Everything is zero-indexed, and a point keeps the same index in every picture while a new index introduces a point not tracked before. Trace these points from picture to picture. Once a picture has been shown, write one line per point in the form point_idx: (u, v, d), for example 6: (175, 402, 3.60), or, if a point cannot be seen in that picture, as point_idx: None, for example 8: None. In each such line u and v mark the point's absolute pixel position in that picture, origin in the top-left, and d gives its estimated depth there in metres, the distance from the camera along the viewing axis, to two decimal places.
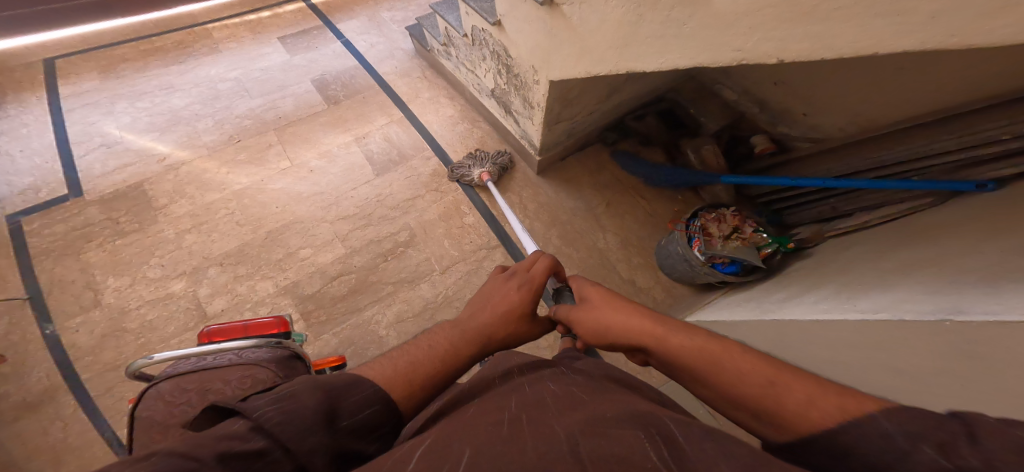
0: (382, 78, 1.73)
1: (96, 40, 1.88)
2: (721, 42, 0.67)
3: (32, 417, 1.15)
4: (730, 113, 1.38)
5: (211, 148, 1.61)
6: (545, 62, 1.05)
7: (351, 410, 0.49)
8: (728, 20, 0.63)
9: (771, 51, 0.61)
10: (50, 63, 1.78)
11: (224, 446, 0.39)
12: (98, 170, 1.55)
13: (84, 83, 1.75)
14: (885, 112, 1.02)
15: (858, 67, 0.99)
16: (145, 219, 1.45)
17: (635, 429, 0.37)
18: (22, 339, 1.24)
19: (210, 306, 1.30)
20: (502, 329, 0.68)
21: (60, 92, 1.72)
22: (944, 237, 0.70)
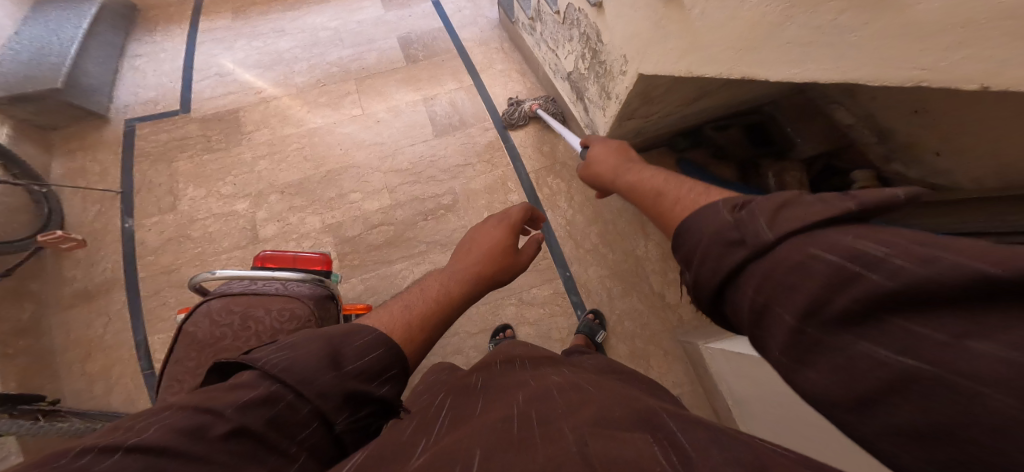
0: (462, 44, 1.75)
1: None
2: (896, 58, 0.53)
3: (88, 306, 1.31)
4: (835, 139, 1.20)
5: (300, 88, 1.71)
6: (640, 53, 1.00)
7: (354, 355, 0.51)
8: (917, 29, 0.49)
9: (974, 74, 0.47)
10: (199, 3, 1.99)
11: (234, 397, 0.43)
12: (208, 94, 1.71)
13: (218, 20, 1.93)
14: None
15: (1023, 110, 0.77)
16: (231, 140, 1.59)
17: (643, 436, 0.35)
18: (103, 230, 1.41)
19: (263, 230, 1.40)
20: (488, 266, 0.75)
21: (200, 26, 1.90)
22: None
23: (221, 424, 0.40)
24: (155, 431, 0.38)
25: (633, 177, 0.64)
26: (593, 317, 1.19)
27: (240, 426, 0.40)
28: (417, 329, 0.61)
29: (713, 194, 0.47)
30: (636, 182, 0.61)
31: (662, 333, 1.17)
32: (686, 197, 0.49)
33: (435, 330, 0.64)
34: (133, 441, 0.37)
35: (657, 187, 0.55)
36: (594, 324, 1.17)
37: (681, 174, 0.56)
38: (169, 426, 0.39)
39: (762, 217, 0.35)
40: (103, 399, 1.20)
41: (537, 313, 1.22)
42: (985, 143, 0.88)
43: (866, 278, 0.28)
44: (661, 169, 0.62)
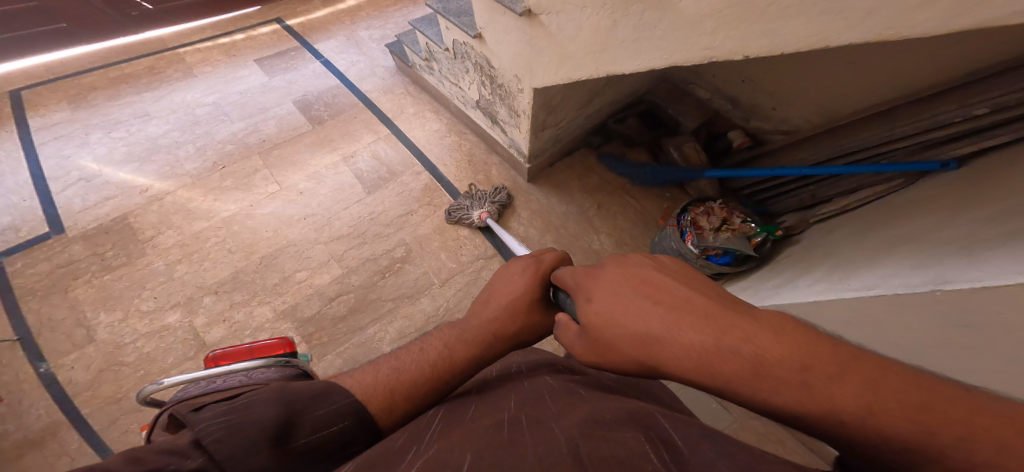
0: (366, 96, 1.73)
1: (64, 68, 1.84)
2: (691, 42, 0.71)
3: (34, 453, 1.13)
4: (704, 110, 1.40)
5: (194, 176, 1.59)
6: (527, 70, 1.07)
7: (311, 427, 0.50)
8: (694, 21, 0.68)
9: (735, 48, 0.67)
10: (16, 96, 1.74)
11: (158, 463, 0.40)
12: (79, 205, 1.52)
13: (53, 114, 1.72)
14: (849, 103, 1.06)
15: (813, 61, 1.04)
16: (132, 251, 1.44)
17: (634, 431, 0.37)
18: (17, 378, 1.22)
19: (209, 335, 1.29)
20: (505, 327, 0.67)
21: (29, 124, 1.68)
22: (914, 218, 0.74)
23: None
24: None
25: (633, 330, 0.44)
26: None
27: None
28: (391, 399, 0.58)
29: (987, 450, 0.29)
30: (831, 418, 0.32)
31: None
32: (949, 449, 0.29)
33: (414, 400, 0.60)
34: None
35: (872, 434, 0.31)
36: None
37: (872, 378, 0.32)
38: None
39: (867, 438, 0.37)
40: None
41: None
42: (807, 89, 1.12)
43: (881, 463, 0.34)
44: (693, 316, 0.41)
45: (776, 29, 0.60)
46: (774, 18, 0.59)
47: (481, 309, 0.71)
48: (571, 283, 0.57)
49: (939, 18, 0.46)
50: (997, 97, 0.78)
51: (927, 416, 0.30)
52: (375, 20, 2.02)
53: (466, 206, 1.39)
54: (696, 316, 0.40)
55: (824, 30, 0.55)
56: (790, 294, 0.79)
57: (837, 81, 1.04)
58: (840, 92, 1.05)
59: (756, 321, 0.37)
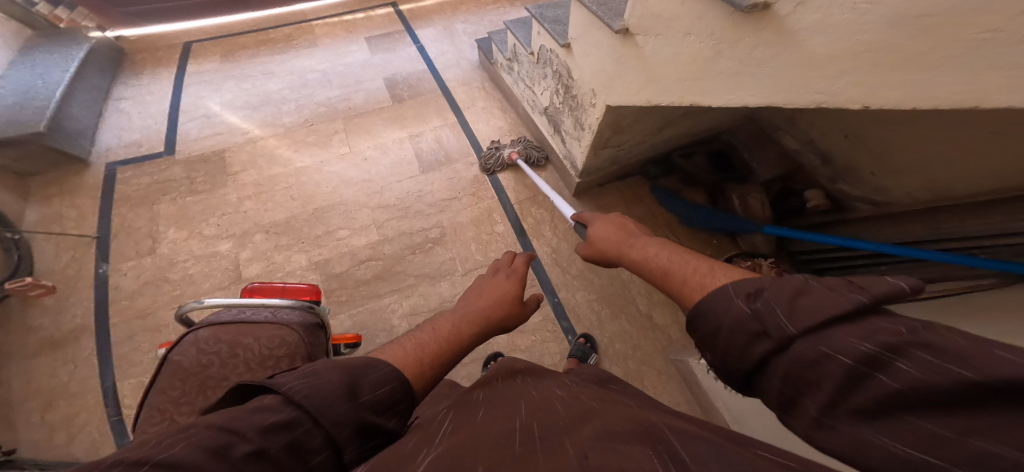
0: (445, 84, 1.83)
1: (230, 30, 2.15)
2: (804, 83, 0.67)
3: (55, 353, 1.27)
4: (785, 162, 1.31)
5: (287, 128, 1.75)
6: (606, 86, 1.07)
7: (371, 386, 0.52)
8: (815, 62, 0.63)
9: (858, 96, 0.61)
10: (188, 47, 2.06)
11: (259, 419, 0.44)
12: (194, 135, 1.73)
13: (206, 63, 1.99)
14: (963, 181, 0.93)
15: (939, 125, 0.90)
16: (217, 181, 1.60)
17: (642, 445, 0.36)
18: (77, 274, 1.39)
19: (247, 269, 1.39)
20: (498, 310, 0.76)
21: (186, 70, 1.96)
22: (990, 324, 0.65)
23: (245, 444, 0.41)
24: (184, 447, 0.39)
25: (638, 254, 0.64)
26: (584, 340, 1.18)
27: (262, 448, 0.42)
28: (426, 365, 0.62)
29: (718, 273, 0.50)
30: (645, 256, 0.62)
31: (653, 353, 1.18)
32: (633, 252, 0.65)
33: (442, 367, 0.64)
34: (162, 456, 0.38)
35: (665, 267, 0.57)
36: (586, 348, 1.16)
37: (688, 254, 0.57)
38: (195, 443, 0.40)
39: (780, 307, 0.38)
40: (65, 447, 1.14)
41: (527, 341, 1.20)
42: (916, 161, 1.00)
43: (878, 380, 0.31)
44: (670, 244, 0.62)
45: (917, 79, 0.54)
46: (922, 68, 0.52)
47: (470, 298, 0.78)
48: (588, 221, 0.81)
49: None
50: None
51: (686, 259, 0.56)
52: (472, 15, 2.14)
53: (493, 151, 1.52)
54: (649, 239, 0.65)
55: (982, 88, 0.48)
56: None
57: (953, 155, 0.92)
58: (954, 172, 0.94)
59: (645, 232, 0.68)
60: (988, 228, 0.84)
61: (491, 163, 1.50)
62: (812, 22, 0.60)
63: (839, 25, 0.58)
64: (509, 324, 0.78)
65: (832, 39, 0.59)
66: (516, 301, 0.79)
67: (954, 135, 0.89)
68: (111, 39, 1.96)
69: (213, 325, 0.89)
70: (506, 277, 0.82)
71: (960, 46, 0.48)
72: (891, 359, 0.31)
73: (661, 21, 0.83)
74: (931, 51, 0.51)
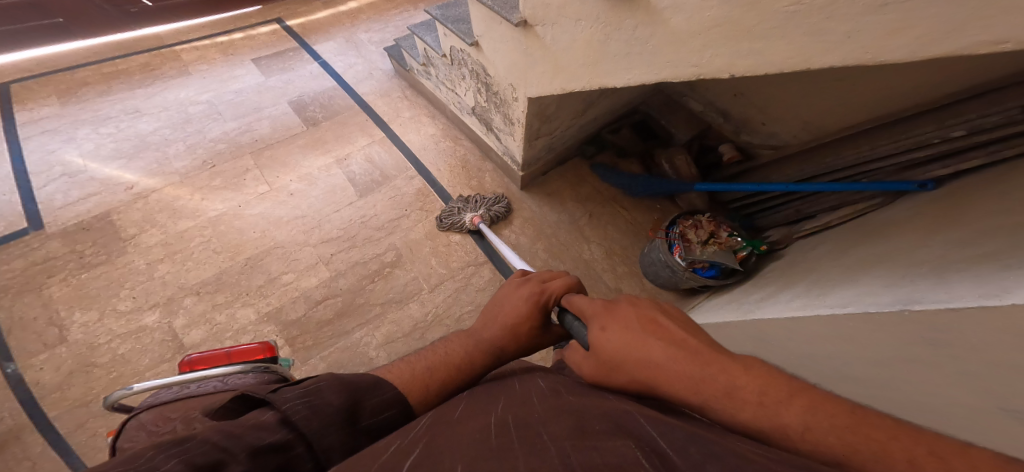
0: (362, 99, 1.73)
1: (52, 64, 1.81)
2: (680, 59, 0.72)
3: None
4: (696, 123, 1.42)
5: (182, 175, 1.56)
6: (522, 79, 1.08)
7: (371, 411, 0.52)
8: (683, 38, 0.69)
9: (722, 67, 0.67)
10: (4, 88, 1.71)
11: (254, 438, 0.42)
12: (60, 201, 1.48)
13: (41, 108, 1.69)
14: (834, 120, 1.08)
15: (801, 80, 1.03)
16: (111, 249, 1.40)
17: (625, 438, 0.37)
18: None
19: (188, 336, 1.25)
20: (513, 334, 0.70)
21: (15, 118, 1.65)
22: (889, 238, 0.77)
23: (237, 465, 0.39)
24: (174, 465, 0.37)
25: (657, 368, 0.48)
26: None
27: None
28: (428, 395, 0.60)
29: (786, 407, 0.39)
30: (782, 428, 0.38)
31: None
32: (743, 411, 0.40)
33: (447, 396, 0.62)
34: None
35: (701, 393, 0.43)
36: None
37: (720, 364, 0.44)
38: (186, 459, 0.37)
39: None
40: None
41: None
42: (795, 108, 1.13)
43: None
44: (690, 348, 0.47)
45: (758, 49, 0.61)
46: (760, 38, 0.59)
47: (488, 321, 0.74)
48: (586, 311, 0.62)
49: (912, 48, 0.47)
50: (976, 119, 0.80)
51: (864, 436, 0.35)
52: (375, 22, 2.02)
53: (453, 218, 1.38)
54: (674, 339, 0.49)
55: (805, 52, 0.56)
56: (771, 309, 0.81)
57: (818, 102, 1.06)
58: (826, 114, 1.07)
59: (733, 357, 0.44)
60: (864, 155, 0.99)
61: (451, 222, 1.37)
62: (671, 1, 0.66)
63: (690, 4, 0.64)
64: (526, 349, 0.72)
65: (689, 17, 0.65)
66: (535, 325, 0.72)
67: (814, 85, 1.02)
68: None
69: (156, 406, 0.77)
70: (525, 293, 0.75)
71: (777, 17, 0.56)
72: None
73: (552, 9, 0.85)
74: (760, 23, 0.58)
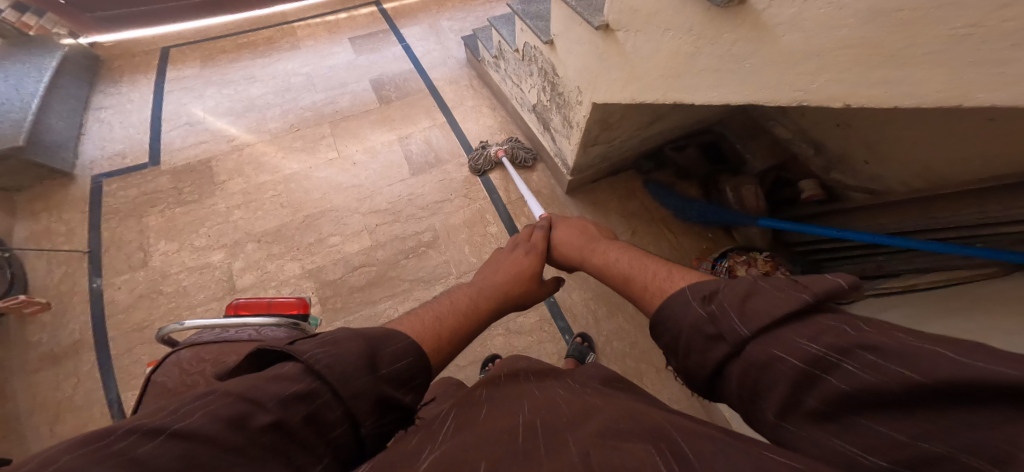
0: (432, 83, 1.80)
1: (207, 34, 2.10)
2: (785, 83, 0.66)
3: (60, 365, 1.25)
4: (780, 152, 1.31)
5: (274, 134, 1.72)
6: (591, 84, 1.06)
7: (389, 359, 0.52)
8: (792, 58, 0.63)
9: (839, 93, 0.60)
10: (166, 52, 2.02)
11: (277, 389, 0.43)
12: (178, 144, 1.70)
13: (186, 69, 1.95)
14: (959, 169, 0.93)
15: (932, 117, 0.90)
16: (204, 191, 1.57)
17: (645, 444, 0.35)
18: (70, 288, 1.36)
19: (240, 279, 1.37)
20: (514, 289, 0.76)
21: (167, 76, 1.92)
22: (989, 317, 0.65)
23: (264, 415, 0.40)
24: (199, 416, 0.38)
25: (599, 259, 0.73)
26: (582, 339, 1.17)
27: (279, 420, 0.41)
28: (445, 340, 0.62)
29: (676, 277, 0.57)
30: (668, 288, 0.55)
31: (651, 350, 1.17)
32: (653, 282, 0.58)
33: (461, 341, 0.65)
34: (178, 424, 0.37)
35: (625, 272, 0.65)
36: (583, 347, 1.15)
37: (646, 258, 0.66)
38: (211, 412, 0.38)
39: (732, 309, 0.42)
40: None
41: (525, 342, 1.20)
42: (911, 149, 0.99)
43: (827, 381, 0.33)
44: (627, 249, 0.71)
45: (900, 76, 0.53)
46: (906, 65, 0.51)
47: (491, 273, 0.78)
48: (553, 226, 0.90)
49: None
50: None
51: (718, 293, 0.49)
52: (458, 12, 2.11)
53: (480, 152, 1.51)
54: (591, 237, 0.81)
55: (968, 84, 0.47)
56: None
57: (946, 143, 0.92)
58: (951, 157, 0.93)
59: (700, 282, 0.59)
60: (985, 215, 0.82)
61: (479, 166, 1.48)
62: (790, 16, 0.60)
63: (813, 19, 0.57)
64: (522, 302, 0.78)
65: (809, 35, 0.59)
66: (534, 276, 0.79)
67: (949, 124, 0.88)
68: (86, 46, 1.92)
69: (195, 345, 0.86)
70: (526, 253, 0.82)
71: (937, 41, 0.47)
72: (840, 359, 0.33)
73: (640, 15, 0.82)
74: (911, 46, 0.50)
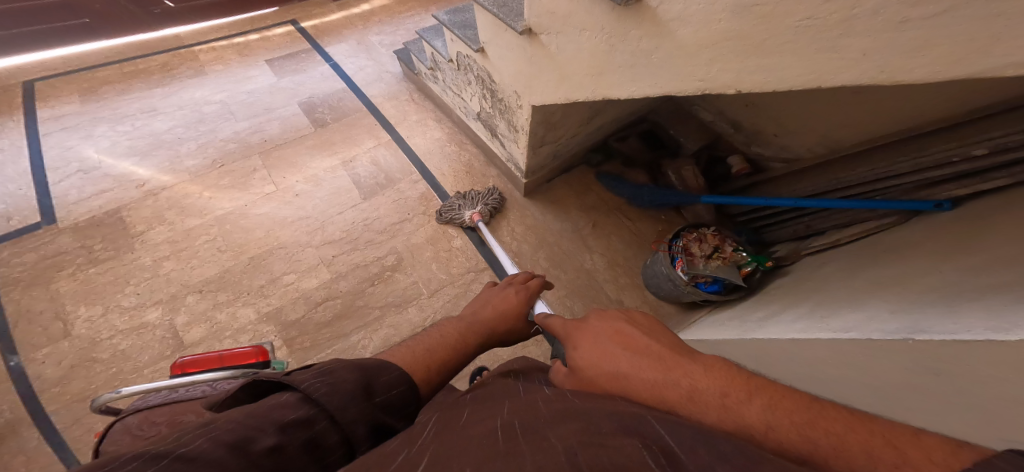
0: (370, 101, 1.74)
1: (80, 62, 1.86)
2: (686, 73, 0.72)
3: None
4: (707, 133, 1.41)
5: (193, 173, 1.58)
6: (527, 88, 1.08)
7: (384, 387, 0.52)
8: (688, 51, 0.69)
9: (729, 81, 0.66)
10: (29, 86, 1.76)
11: (277, 415, 0.42)
12: (74, 196, 1.51)
13: (63, 106, 1.72)
14: (851, 135, 1.06)
15: (822, 95, 1.02)
16: (120, 245, 1.41)
17: (629, 436, 0.36)
18: None
19: (188, 335, 1.25)
20: (502, 324, 0.75)
21: (37, 115, 1.69)
22: (900, 260, 0.75)
23: (265, 439, 0.39)
24: (203, 443, 0.37)
25: (708, 406, 0.40)
26: None
27: (280, 444, 0.40)
28: (435, 371, 0.62)
29: (922, 458, 0.30)
30: (740, 426, 0.38)
31: None
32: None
33: (449, 371, 0.65)
34: (183, 449, 0.36)
35: (800, 446, 0.34)
36: None
37: (803, 403, 0.37)
38: (214, 439, 0.38)
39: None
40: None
41: (506, 349, 1.21)
42: (810, 121, 1.11)
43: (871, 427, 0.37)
44: (749, 381, 0.41)
45: (772, 63, 0.59)
46: (775, 51, 0.58)
47: (479, 307, 0.78)
48: (566, 334, 0.60)
49: (935, 62, 0.44)
50: (996, 138, 0.77)
51: (826, 431, 0.35)
52: (387, 25, 2.05)
53: (456, 205, 1.39)
54: (647, 350, 0.49)
55: (819, 69, 0.55)
56: (774, 329, 0.79)
57: (836, 115, 1.04)
58: (843, 125, 1.05)
59: (696, 361, 0.45)
60: (877, 171, 0.97)
61: (449, 216, 1.39)
62: (679, 11, 0.65)
63: (696, 14, 0.63)
64: (508, 339, 0.77)
65: (697, 28, 0.64)
66: (522, 318, 0.78)
67: (835, 100, 1.01)
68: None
69: (143, 409, 0.78)
70: (516, 291, 0.81)
71: (790, 31, 0.54)
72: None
73: (558, 17, 0.85)
74: (770, 38, 0.57)
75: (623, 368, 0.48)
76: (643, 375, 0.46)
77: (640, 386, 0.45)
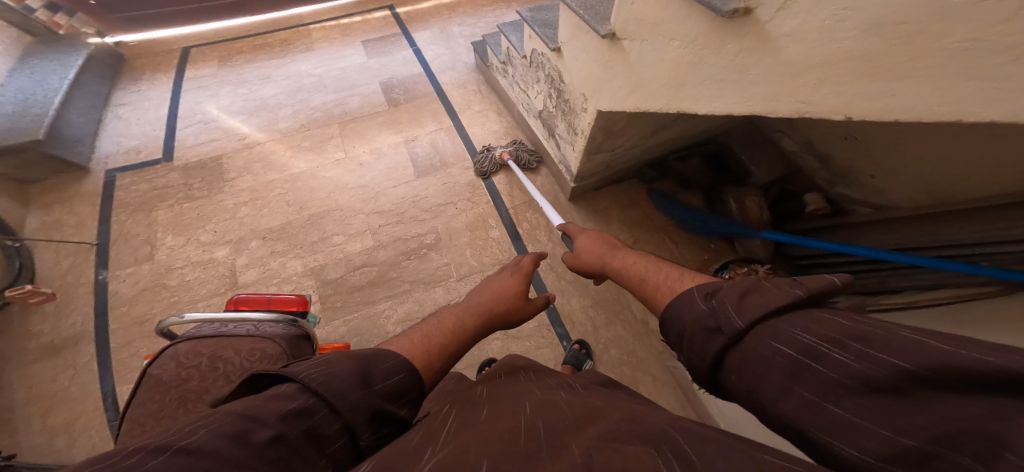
0: (441, 87, 1.82)
1: (228, 34, 2.14)
2: (785, 92, 0.65)
3: (64, 354, 1.26)
4: (784, 164, 1.30)
5: (284, 133, 1.74)
6: (597, 91, 1.06)
7: (382, 375, 0.51)
8: (796, 70, 0.62)
9: (838, 106, 0.60)
10: (186, 52, 2.05)
11: (276, 406, 0.43)
12: (191, 141, 1.73)
13: (202, 68, 1.99)
14: (968, 187, 0.91)
15: (944, 136, 0.88)
16: (212, 187, 1.59)
17: (646, 446, 0.34)
18: (77, 282, 1.38)
19: (243, 275, 1.38)
20: (504, 306, 0.76)
21: (184, 75, 1.96)
22: (996, 337, 0.63)
23: (263, 431, 0.40)
24: (203, 435, 0.38)
25: (618, 262, 0.69)
26: (580, 346, 1.17)
27: (279, 434, 0.41)
28: (434, 354, 0.62)
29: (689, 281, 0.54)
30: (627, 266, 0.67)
31: (650, 359, 1.16)
32: (664, 282, 0.57)
33: (450, 357, 0.65)
34: (182, 442, 0.37)
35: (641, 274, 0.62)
36: (581, 355, 1.14)
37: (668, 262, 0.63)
38: (213, 431, 0.39)
39: (732, 306, 0.41)
40: (65, 452, 1.13)
41: (522, 347, 1.19)
42: (920, 166, 0.97)
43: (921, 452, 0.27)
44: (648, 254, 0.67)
45: (898, 89, 0.52)
46: (902, 77, 0.51)
47: (479, 291, 0.79)
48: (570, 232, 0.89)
49: None
50: None
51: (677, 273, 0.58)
52: (469, 17, 2.13)
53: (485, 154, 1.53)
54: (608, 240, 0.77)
55: (964, 100, 0.47)
56: None
57: (955, 160, 0.90)
58: (960, 175, 0.91)
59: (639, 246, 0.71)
60: (992, 234, 0.82)
61: (482, 167, 1.51)
62: (793, 27, 0.59)
63: (819, 32, 0.56)
64: (511, 321, 0.78)
65: (811, 47, 0.58)
66: (526, 299, 0.79)
67: (961, 144, 0.86)
68: (111, 45, 1.98)
69: (193, 339, 0.87)
70: (512, 273, 0.82)
71: (939, 56, 0.47)
72: (832, 349, 0.34)
73: (645, 25, 0.83)
74: (913, 58, 0.49)
75: (590, 247, 0.78)
76: (597, 250, 0.76)
77: (591, 254, 0.77)
